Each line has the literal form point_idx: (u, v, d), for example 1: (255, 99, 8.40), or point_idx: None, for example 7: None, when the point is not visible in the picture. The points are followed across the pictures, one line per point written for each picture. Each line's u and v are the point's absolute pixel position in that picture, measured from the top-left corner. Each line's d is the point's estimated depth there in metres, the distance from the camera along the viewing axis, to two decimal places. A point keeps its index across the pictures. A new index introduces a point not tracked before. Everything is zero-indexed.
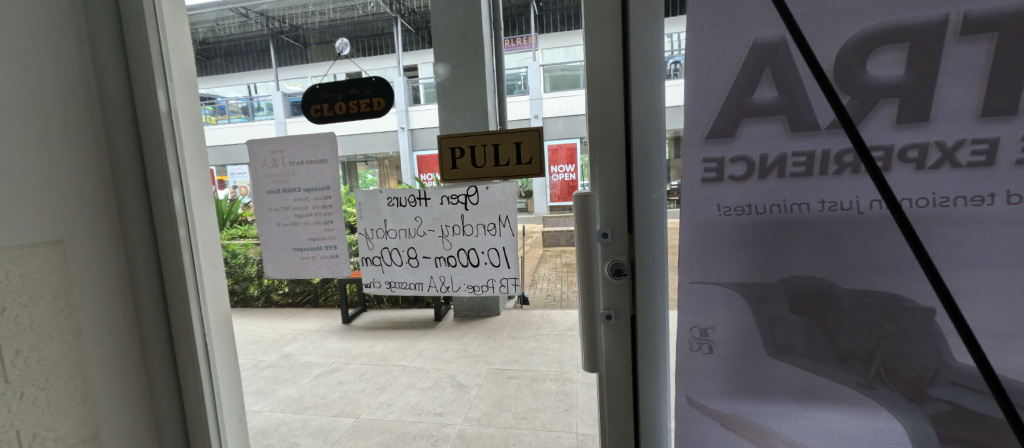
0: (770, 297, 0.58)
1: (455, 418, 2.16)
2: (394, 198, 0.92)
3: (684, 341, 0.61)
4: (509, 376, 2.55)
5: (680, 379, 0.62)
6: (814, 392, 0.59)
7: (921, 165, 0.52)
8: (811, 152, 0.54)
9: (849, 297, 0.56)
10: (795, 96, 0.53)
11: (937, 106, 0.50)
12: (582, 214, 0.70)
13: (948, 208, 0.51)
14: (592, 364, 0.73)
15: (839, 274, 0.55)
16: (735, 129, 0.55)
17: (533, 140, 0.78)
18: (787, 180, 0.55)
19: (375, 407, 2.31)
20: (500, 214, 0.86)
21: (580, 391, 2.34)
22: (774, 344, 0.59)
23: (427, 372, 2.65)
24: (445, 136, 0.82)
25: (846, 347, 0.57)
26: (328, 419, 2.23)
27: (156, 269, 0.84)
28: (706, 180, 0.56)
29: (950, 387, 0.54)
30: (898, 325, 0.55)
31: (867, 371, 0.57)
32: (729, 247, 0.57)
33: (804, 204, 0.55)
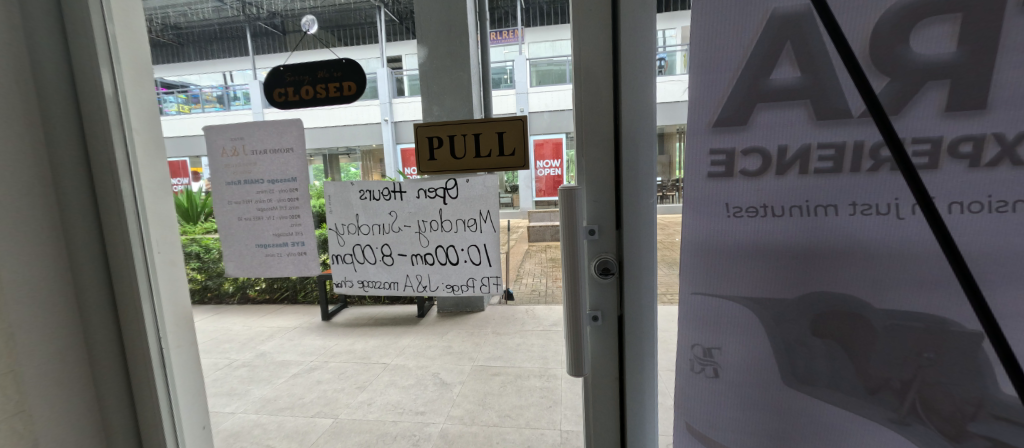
0: (789, 317, 0.51)
1: (438, 416, 2.10)
2: (366, 192, 0.84)
3: (686, 360, 0.55)
4: (492, 373, 2.49)
5: (679, 404, 0.57)
6: (837, 430, 0.52)
7: (975, 161, 0.43)
8: (841, 143, 0.46)
9: (882, 319, 0.49)
10: (821, 77, 0.45)
11: (997, 91, 0.41)
12: (566, 210, 0.64)
13: (1006, 214, 0.43)
14: (576, 369, 0.69)
15: (870, 290, 0.48)
16: (748, 116, 0.47)
17: (516, 129, 0.73)
18: (810, 177, 0.47)
19: (354, 407, 2.23)
20: (481, 208, 0.80)
21: (565, 387, 2.31)
22: (792, 371, 0.53)
23: (409, 369, 2.59)
24: (423, 124, 0.76)
25: (875, 376, 0.50)
26: (304, 419, 2.14)
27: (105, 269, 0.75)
28: (712, 175, 0.49)
29: (993, 422, 0.47)
30: (939, 351, 0.48)
31: (900, 404, 0.50)
32: (743, 257, 0.50)
33: (832, 206, 0.47)
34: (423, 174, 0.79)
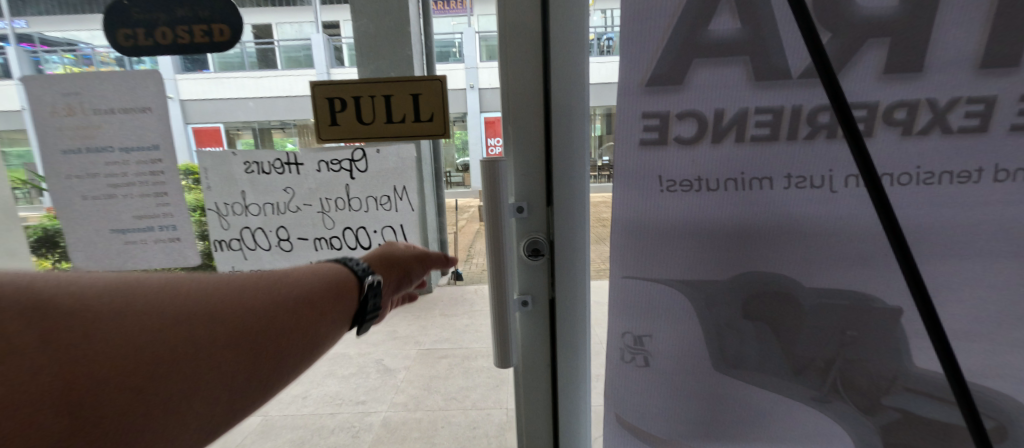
0: (720, 299, 0.47)
1: (380, 405, 2.03)
2: (252, 163, 0.64)
3: (616, 349, 0.50)
4: None
5: (609, 396, 0.52)
6: (763, 413, 0.50)
7: (907, 130, 0.40)
8: (779, 108, 0.41)
9: (811, 298, 0.46)
10: (760, 30, 0.39)
11: (934, 51, 0.38)
12: (488, 184, 0.56)
13: (932, 186, 0.41)
14: (502, 359, 0.62)
15: (801, 268, 0.45)
16: (684, 73, 0.41)
17: (436, 91, 0.59)
18: (746, 146, 0.42)
19: (287, 401, 2.06)
20: (396, 183, 0.65)
21: None
22: (723, 357, 0.49)
23: None
24: (318, 82, 0.59)
25: (802, 357, 0.48)
26: None
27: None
28: (644, 143, 0.43)
29: (904, 394, 0.47)
30: (862, 329, 0.46)
31: (822, 383, 0.48)
32: (675, 236, 0.45)
33: (767, 179, 0.43)
34: (322, 142, 0.62)
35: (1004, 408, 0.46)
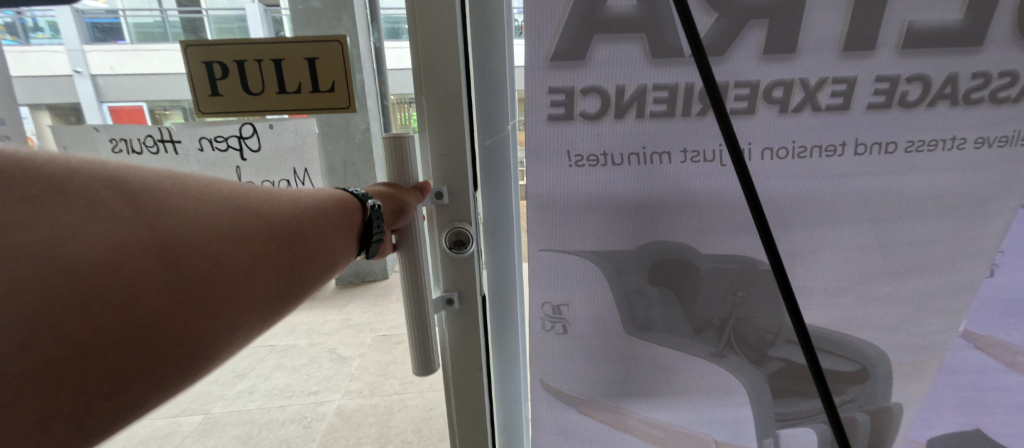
0: (627, 267, 0.50)
1: (334, 394, 1.95)
2: (120, 142, 0.59)
3: (538, 320, 0.52)
4: (398, 340, 2.32)
5: (534, 366, 0.54)
6: (671, 369, 0.55)
7: (784, 107, 0.44)
8: (674, 86, 0.43)
9: (708, 262, 0.50)
10: (656, 8, 0.41)
11: (804, 34, 0.42)
12: (394, 162, 0.50)
13: (805, 159, 0.46)
14: (425, 367, 0.56)
15: (698, 236, 0.49)
16: (588, 49, 0.42)
17: (333, 53, 0.53)
18: (646, 121, 0.45)
19: (232, 398, 1.96)
20: (295, 166, 0.60)
21: None
22: (633, 320, 0.53)
23: (302, 348, 2.32)
24: (190, 42, 0.52)
25: (701, 317, 0.52)
26: (164, 421, 1.83)
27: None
28: (553, 118, 0.44)
29: (787, 346, 0.53)
30: (750, 288, 0.51)
31: (718, 339, 0.53)
32: (585, 210, 0.47)
33: (665, 154, 0.46)
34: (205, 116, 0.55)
35: (857, 348, 0.56)
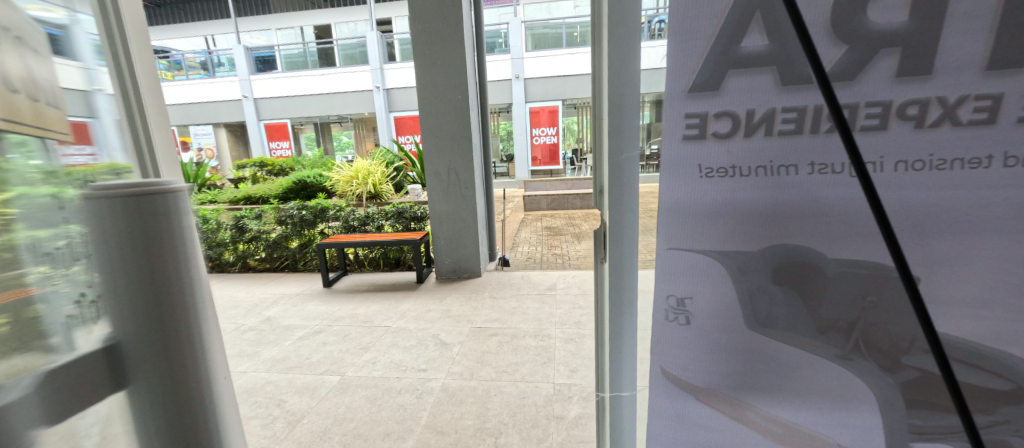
0: (751, 268, 0.57)
1: (439, 373, 2.59)
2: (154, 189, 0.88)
3: (663, 310, 0.63)
4: (491, 334, 3.08)
5: (655, 351, 0.64)
6: (791, 365, 0.60)
7: (919, 123, 0.50)
8: (803, 108, 0.50)
9: (835, 268, 0.54)
10: (786, 44, 0.48)
11: (938, 58, 0.47)
12: None
13: (942, 171, 0.51)
14: None
15: (823, 242, 0.53)
16: (721, 81, 0.51)
17: None
18: (774, 138, 0.52)
19: (360, 365, 2.77)
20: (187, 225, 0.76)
21: (558, 345, 2.82)
22: (755, 317, 0.60)
23: (412, 331, 3.23)
24: None
25: (826, 319, 0.56)
26: (315, 377, 2.68)
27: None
28: (687, 137, 0.53)
29: (922, 355, 0.53)
30: (882, 295, 0.53)
31: (845, 341, 0.57)
32: (714, 216, 0.56)
33: (793, 166, 0.52)
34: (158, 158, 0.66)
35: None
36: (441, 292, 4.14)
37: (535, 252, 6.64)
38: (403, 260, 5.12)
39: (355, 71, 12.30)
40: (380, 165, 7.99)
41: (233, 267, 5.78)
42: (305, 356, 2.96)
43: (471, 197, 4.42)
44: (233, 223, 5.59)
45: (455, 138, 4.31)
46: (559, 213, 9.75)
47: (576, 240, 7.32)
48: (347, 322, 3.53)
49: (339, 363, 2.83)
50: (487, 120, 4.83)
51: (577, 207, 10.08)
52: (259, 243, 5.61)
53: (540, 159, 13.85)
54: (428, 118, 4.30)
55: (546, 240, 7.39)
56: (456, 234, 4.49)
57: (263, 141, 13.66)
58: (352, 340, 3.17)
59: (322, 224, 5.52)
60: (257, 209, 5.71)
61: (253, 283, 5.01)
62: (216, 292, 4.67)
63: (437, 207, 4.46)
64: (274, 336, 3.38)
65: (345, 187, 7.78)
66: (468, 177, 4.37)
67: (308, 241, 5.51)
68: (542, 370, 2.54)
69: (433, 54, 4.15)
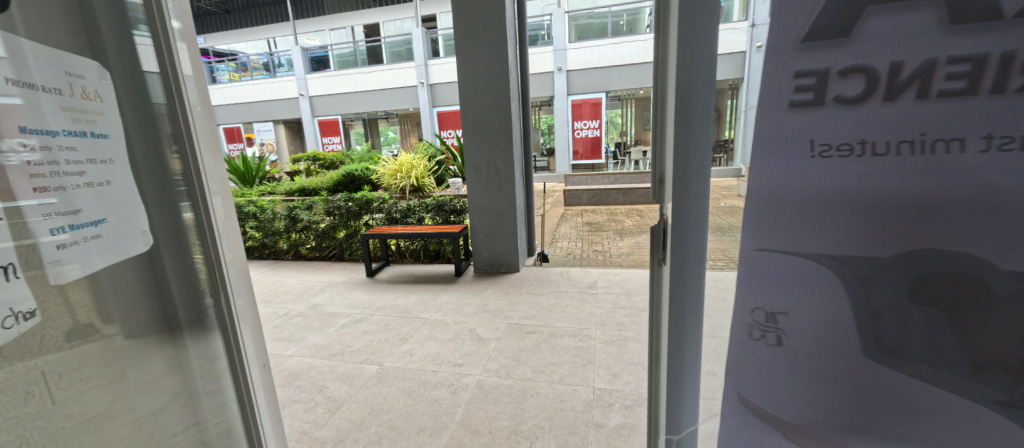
0: (881, 278, 0.54)
1: (474, 369, 2.54)
2: None
3: (744, 326, 0.64)
4: (527, 331, 2.99)
5: (730, 375, 0.66)
6: (917, 405, 0.56)
7: None
8: (979, 58, 0.46)
9: (1007, 284, 0.49)
10: None
11: None
12: None
13: None
14: None
15: (994, 251, 0.49)
16: (854, 25, 0.50)
17: None
18: (928, 101, 0.49)
19: (398, 356, 2.78)
20: None
21: (598, 347, 2.69)
22: (878, 346, 0.56)
23: (449, 324, 3.21)
24: None
25: (985, 352, 0.51)
26: (354, 365, 2.72)
27: (208, 252, 1.16)
28: (794, 104, 0.55)
29: None
30: None
31: (1005, 385, 0.51)
32: (840, 216, 0.54)
33: (955, 142, 0.48)
34: None
35: None
36: (479, 285, 4.10)
37: (575, 248, 6.46)
38: (443, 253, 5.14)
39: (400, 67, 12.63)
40: (423, 158, 8.14)
41: (287, 254, 6.09)
42: (346, 344, 3.02)
43: (510, 190, 4.33)
44: (286, 213, 5.88)
45: (495, 131, 4.23)
46: (601, 208, 9.45)
47: (619, 237, 7.04)
48: (387, 312, 3.58)
49: (378, 353, 2.85)
50: (528, 111, 4.70)
51: (620, 202, 9.73)
52: (308, 232, 5.86)
53: (582, 153, 13.50)
54: (468, 110, 4.25)
55: (587, 236, 7.17)
56: (495, 228, 4.43)
57: (316, 136, 14.36)
58: (391, 330, 3.20)
59: (366, 216, 5.66)
60: (308, 200, 5.95)
61: (303, 271, 5.24)
62: (269, 278, 4.93)
63: (476, 200, 4.42)
64: (319, 322, 3.48)
65: (390, 180, 7.98)
66: (508, 170, 4.28)
67: (353, 231, 5.67)
68: (581, 373, 2.42)
69: (474, 45, 4.09)
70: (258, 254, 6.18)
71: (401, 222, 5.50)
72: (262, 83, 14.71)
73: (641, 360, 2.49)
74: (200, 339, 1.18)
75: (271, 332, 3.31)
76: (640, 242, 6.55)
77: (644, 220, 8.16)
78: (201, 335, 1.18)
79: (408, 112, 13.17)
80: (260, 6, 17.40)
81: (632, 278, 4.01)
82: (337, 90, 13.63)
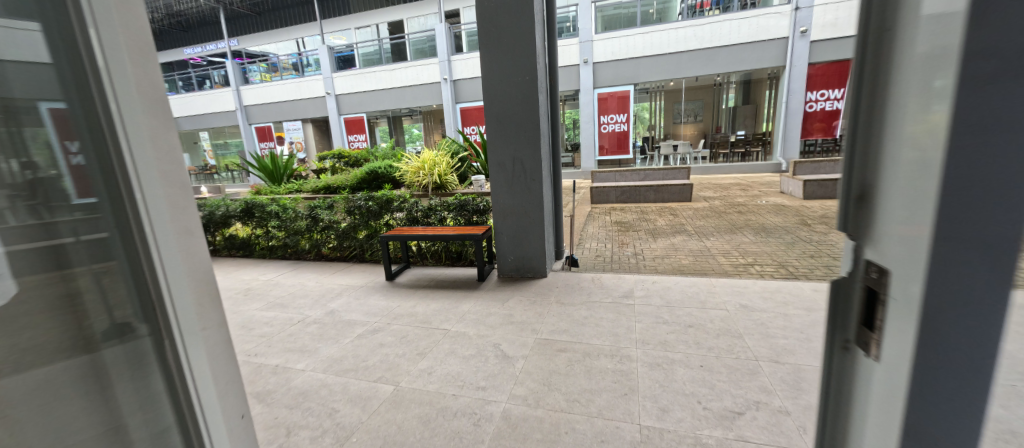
0: None
1: (500, 395, 2.24)
2: None
3: None
4: (558, 349, 2.68)
5: None
6: None
7: None
8: None
9: None
10: None
11: None
12: None
13: None
14: None
15: None
16: None
17: None
18: None
19: (415, 376, 2.51)
20: None
21: (641, 372, 2.35)
22: None
23: (471, 338, 2.93)
24: None
25: None
26: (367, 384, 2.47)
27: (139, 267, 0.83)
28: None
29: None
30: None
31: None
32: None
33: None
34: None
35: None
36: (504, 293, 3.80)
37: (604, 250, 6.08)
38: (465, 255, 4.87)
39: (423, 64, 12.52)
40: (446, 156, 7.94)
41: (308, 254, 5.97)
42: (362, 358, 2.78)
43: (537, 190, 4.01)
44: (306, 212, 5.74)
45: (521, 125, 3.90)
46: (630, 207, 8.99)
47: (651, 238, 6.60)
48: (405, 321, 3.32)
49: (395, 370, 2.59)
50: (557, 104, 4.36)
51: (650, 200, 9.23)
52: (328, 232, 5.71)
53: (607, 148, 12.82)
54: (492, 102, 3.94)
55: (616, 237, 6.76)
56: (520, 230, 4.12)
57: (340, 134, 14.42)
58: (409, 343, 2.95)
59: (386, 216, 5.45)
60: (328, 199, 5.80)
61: (322, 272, 5.07)
62: (287, 280, 4.77)
63: (501, 200, 4.11)
64: (334, 331, 3.26)
65: (412, 177, 7.80)
66: (535, 168, 3.95)
67: (373, 232, 5.48)
68: (624, 405, 2.08)
69: (499, 33, 3.77)
70: (279, 254, 6.09)
71: (422, 222, 5.27)
72: (289, 82, 14.90)
73: (694, 391, 2.13)
74: (134, 378, 0.88)
75: (284, 341, 3.11)
76: (674, 244, 6.09)
77: (677, 219, 7.66)
78: (135, 374, 0.88)
79: (432, 109, 13.04)
80: (287, 7, 17.66)
81: (672, 287, 3.62)
82: (361, 88, 13.63)
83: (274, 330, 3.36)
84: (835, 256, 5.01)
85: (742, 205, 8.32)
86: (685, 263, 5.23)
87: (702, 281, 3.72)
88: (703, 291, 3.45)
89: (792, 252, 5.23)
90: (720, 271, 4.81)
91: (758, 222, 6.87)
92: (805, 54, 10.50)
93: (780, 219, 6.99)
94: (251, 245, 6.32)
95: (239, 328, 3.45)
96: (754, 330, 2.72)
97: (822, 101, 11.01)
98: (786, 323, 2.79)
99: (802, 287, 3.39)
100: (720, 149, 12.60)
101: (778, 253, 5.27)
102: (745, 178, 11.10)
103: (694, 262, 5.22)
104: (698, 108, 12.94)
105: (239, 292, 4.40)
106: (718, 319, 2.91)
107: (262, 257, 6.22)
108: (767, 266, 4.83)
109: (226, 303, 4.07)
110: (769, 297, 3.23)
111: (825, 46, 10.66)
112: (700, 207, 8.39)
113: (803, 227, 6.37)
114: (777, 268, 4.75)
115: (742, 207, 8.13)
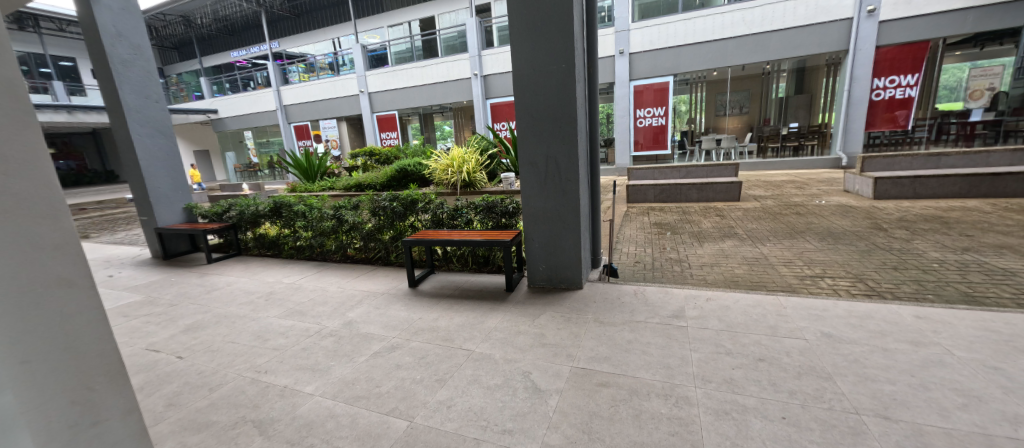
0: None
1: (531, 442, 1.87)
2: None
3: None
4: (599, 383, 2.26)
5: None
6: None
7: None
8: None
9: None
10: None
11: None
12: None
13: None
14: None
15: None
16: None
17: None
18: None
19: (432, 409, 2.17)
20: None
21: (706, 421, 1.91)
22: None
23: (497, 364, 2.56)
24: None
25: None
26: (379, 417, 2.15)
27: None
28: None
29: None
30: None
31: None
32: None
33: None
34: None
35: None
36: (535, 307, 3.41)
37: (645, 255, 5.54)
38: (493, 260, 4.53)
39: (454, 60, 12.30)
40: (475, 152, 7.64)
41: (334, 254, 5.81)
42: (376, 382, 2.47)
43: (573, 191, 3.58)
44: (331, 212, 5.56)
45: (555, 120, 3.48)
46: (671, 206, 8.33)
47: (696, 242, 5.98)
48: (427, 337, 2.99)
49: (411, 400, 2.26)
50: (596, 97, 3.90)
51: (693, 199, 8.55)
52: (354, 234, 5.51)
53: (644, 144, 12.07)
54: (524, 95, 3.54)
55: (657, 240, 6.17)
56: (554, 237, 3.71)
57: (373, 132, 14.43)
58: (429, 365, 2.62)
59: (412, 217, 5.17)
60: (354, 199, 5.59)
61: (345, 276, 4.85)
62: (310, 283, 4.58)
63: (532, 204, 3.71)
64: (349, 346, 2.98)
65: (441, 175, 7.55)
66: (571, 168, 3.53)
67: (398, 233, 5.22)
68: None
69: (532, 16, 3.36)
70: (306, 254, 5.97)
71: (447, 225, 4.97)
72: (325, 81, 15.08)
73: None
74: None
75: (296, 357, 2.85)
76: (725, 249, 5.47)
77: (725, 221, 6.95)
78: None
79: (462, 105, 12.80)
80: (322, 8, 17.93)
81: (732, 306, 3.10)
82: (393, 85, 13.57)
83: (288, 342, 3.12)
84: (924, 269, 4.28)
85: (800, 205, 7.50)
86: (739, 272, 4.63)
87: (767, 300, 3.18)
88: (771, 313, 2.92)
89: (868, 263, 4.53)
90: (782, 284, 4.20)
91: (821, 226, 6.11)
92: (872, 36, 9.47)
93: (847, 223, 6.19)
94: (279, 244, 6.23)
95: (254, 338, 3.23)
96: (847, 371, 2.21)
97: (891, 89, 9.73)
98: (888, 362, 2.25)
99: (898, 313, 2.80)
100: (769, 143, 11.49)
101: (851, 263, 4.58)
102: (801, 175, 10.10)
103: (750, 272, 4.62)
104: (744, 99, 11.69)
105: (260, 296, 4.23)
106: (797, 352, 2.41)
107: (289, 256, 6.12)
108: (839, 280, 4.18)
109: (245, 309, 3.89)
110: (857, 324, 2.67)
111: (895, 27, 9.41)
112: (751, 207, 7.63)
113: (878, 233, 5.59)
114: (853, 283, 4.10)
115: (800, 208, 7.32)
